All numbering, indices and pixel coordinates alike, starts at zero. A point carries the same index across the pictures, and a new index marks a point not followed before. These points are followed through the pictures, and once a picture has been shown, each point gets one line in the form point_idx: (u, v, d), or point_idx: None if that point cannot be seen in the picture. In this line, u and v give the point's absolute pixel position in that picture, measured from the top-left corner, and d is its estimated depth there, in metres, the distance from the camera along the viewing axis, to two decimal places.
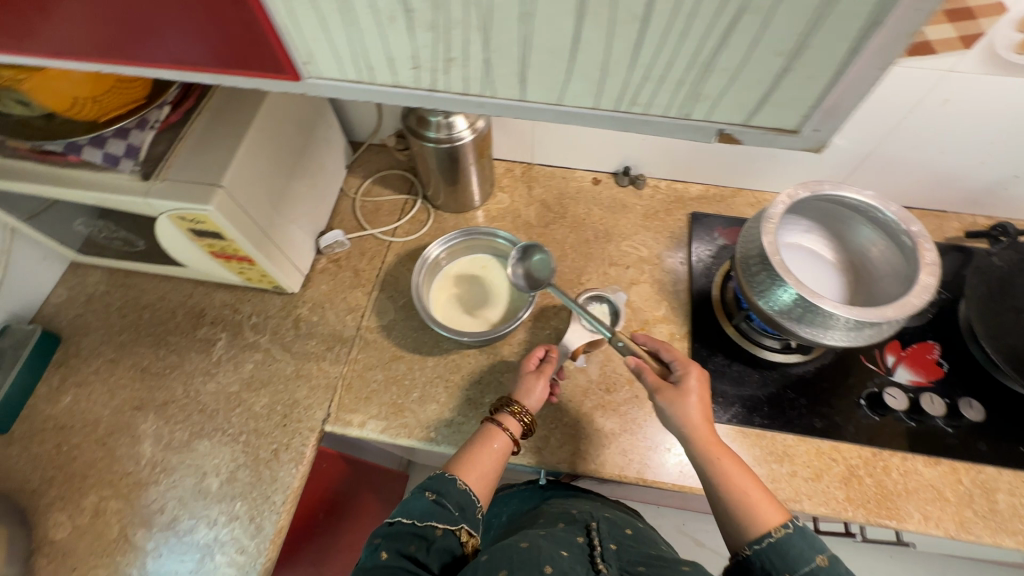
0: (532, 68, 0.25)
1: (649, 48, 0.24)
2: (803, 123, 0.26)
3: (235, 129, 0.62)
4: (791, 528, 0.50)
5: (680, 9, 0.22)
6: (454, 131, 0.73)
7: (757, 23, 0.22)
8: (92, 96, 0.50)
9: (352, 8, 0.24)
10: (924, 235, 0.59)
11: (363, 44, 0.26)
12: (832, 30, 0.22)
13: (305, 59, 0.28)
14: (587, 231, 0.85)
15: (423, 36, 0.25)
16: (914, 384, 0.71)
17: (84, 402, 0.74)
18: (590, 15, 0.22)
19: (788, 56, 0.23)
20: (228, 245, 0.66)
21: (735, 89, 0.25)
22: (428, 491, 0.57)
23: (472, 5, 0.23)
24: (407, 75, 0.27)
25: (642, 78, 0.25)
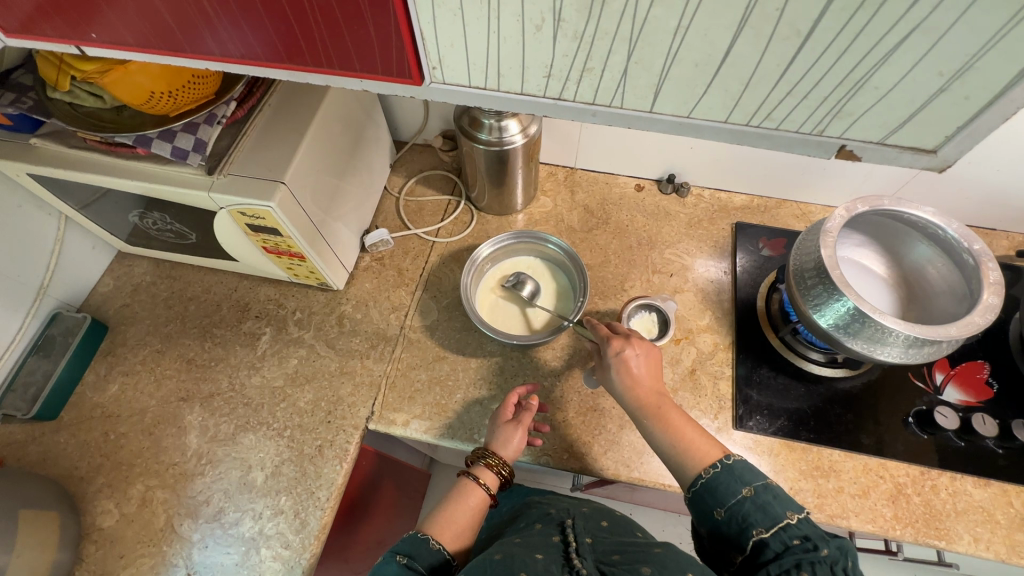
0: (671, 80, 0.26)
1: (802, 65, 0.24)
2: (943, 144, 0.26)
3: (297, 127, 0.62)
4: (720, 466, 0.53)
5: (847, 28, 0.22)
6: (506, 134, 0.73)
7: (924, 45, 0.22)
8: (166, 90, 0.51)
9: (501, 16, 0.24)
10: (987, 254, 0.59)
11: (500, 52, 0.26)
12: (1002, 54, 0.21)
13: (433, 64, 0.28)
14: (631, 237, 0.85)
15: (567, 47, 0.25)
16: (963, 404, 0.70)
17: (131, 391, 0.75)
18: (751, 31, 0.22)
19: (949, 77, 0.23)
20: (282, 241, 0.66)
21: (878, 107, 0.25)
22: (399, 555, 0.54)
23: (628, 16, 0.23)
24: (537, 83, 0.28)
25: (784, 94, 0.25)
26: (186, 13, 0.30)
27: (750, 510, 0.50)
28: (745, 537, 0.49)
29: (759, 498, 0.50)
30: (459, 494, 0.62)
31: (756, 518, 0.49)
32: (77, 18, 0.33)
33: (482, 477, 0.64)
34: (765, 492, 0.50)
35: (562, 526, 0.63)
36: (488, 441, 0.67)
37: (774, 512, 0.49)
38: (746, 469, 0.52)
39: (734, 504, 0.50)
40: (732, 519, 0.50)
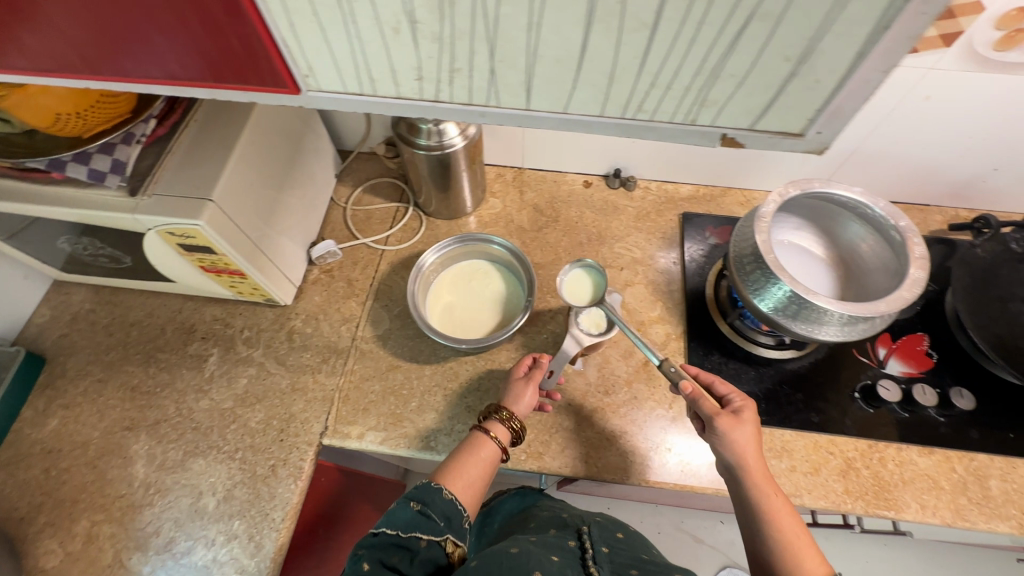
0: (538, 77, 0.25)
1: (657, 55, 0.24)
2: (808, 126, 0.26)
3: (224, 142, 0.61)
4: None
5: (688, 17, 0.22)
6: (445, 137, 0.73)
7: (765, 30, 0.22)
8: (77, 112, 0.49)
9: (355, 20, 0.24)
10: (912, 230, 0.61)
11: (364, 57, 0.26)
12: (839, 35, 0.22)
13: (304, 72, 0.28)
14: (580, 234, 0.86)
15: (428, 48, 0.25)
16: (905, 375, 0.72)
17: (72, 424, 0.72)
18: (599, 23, 0.22)
19: (795, 61, 0.23)
20: (218, 259, 0.65)
21: (740, 96, 0.25)
22: (414, 502, 0.55)
23: (478, 15, 0.23)
24: (410, 86, 0.27)
25: (648, 86, 0.25)
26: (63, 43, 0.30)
27: None
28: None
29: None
30: (475, 448, 0.62)
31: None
32: None
33: (493, 430, 0.64)
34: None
35: (578, 532, 0.65)
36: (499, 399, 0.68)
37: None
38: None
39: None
40: None
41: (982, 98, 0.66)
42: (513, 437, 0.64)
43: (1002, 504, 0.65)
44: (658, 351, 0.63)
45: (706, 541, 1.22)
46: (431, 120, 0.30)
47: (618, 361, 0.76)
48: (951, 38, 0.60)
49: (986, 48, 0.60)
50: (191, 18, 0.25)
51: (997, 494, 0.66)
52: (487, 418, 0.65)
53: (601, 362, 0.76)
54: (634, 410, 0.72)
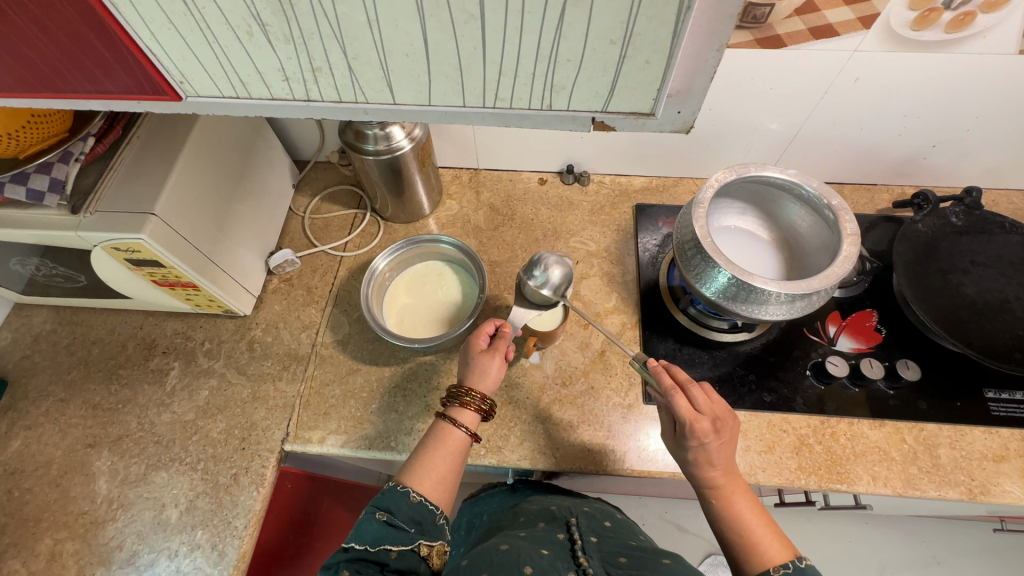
0: (394, 72, 0.27)
1: (494, 45, 0.25)
2: (655, 105, 0.28)
3: (166, 157, 0.62)
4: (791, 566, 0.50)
5: (509, 7, 0.23)
6: (393, 142, 0.74)
7: (582, 16, 0.23)
8: (10, 131, 0.49)
9: (210, 26, 0.25)
10: (844, 207, 0.62)
11: (230, 62, 0.27)
12: (651, 15, 0.23)
13: (179, 79, 0.29)
14: (536, 230, 0.87)
15: (283, 49, 0.26)
16: (855, 351, 0.74)
17: (34, 445, 0.72)
18: (432, 17, 0.24)
19: (620, 43, 0.25)
20: (168, 272, 0.65)
21: (583, 79, 0.27)
22: (378, 512, 0.55)
23: (319, 15, 0.24)
24: (281, 86, 0.29)
25: (497, 74, 0.27)
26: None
27: None
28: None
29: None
30: (442, 439, 0.62)
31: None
32: None
33: (459, 418, 0.63)
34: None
35: (567, 525, 0.66)
36: (463, 377, 0.66)
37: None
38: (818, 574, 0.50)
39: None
40: None
41: (908, 77, 0.68)
42: (484, 416, 0.64)
43: (951, 471, 0.67)
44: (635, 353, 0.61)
45: (690, 530, 1.23)
46: (311, 119, 0.31)
47: (575, 352, 0.77)
48: (868, 21, 0.61)
49: (904, 29, 0.62)
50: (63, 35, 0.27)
51: (946, 461, 0.67)
52: (452, 402, 0.64)
53: (558, 355, 0.77)
54: (591, 400, 0.73)
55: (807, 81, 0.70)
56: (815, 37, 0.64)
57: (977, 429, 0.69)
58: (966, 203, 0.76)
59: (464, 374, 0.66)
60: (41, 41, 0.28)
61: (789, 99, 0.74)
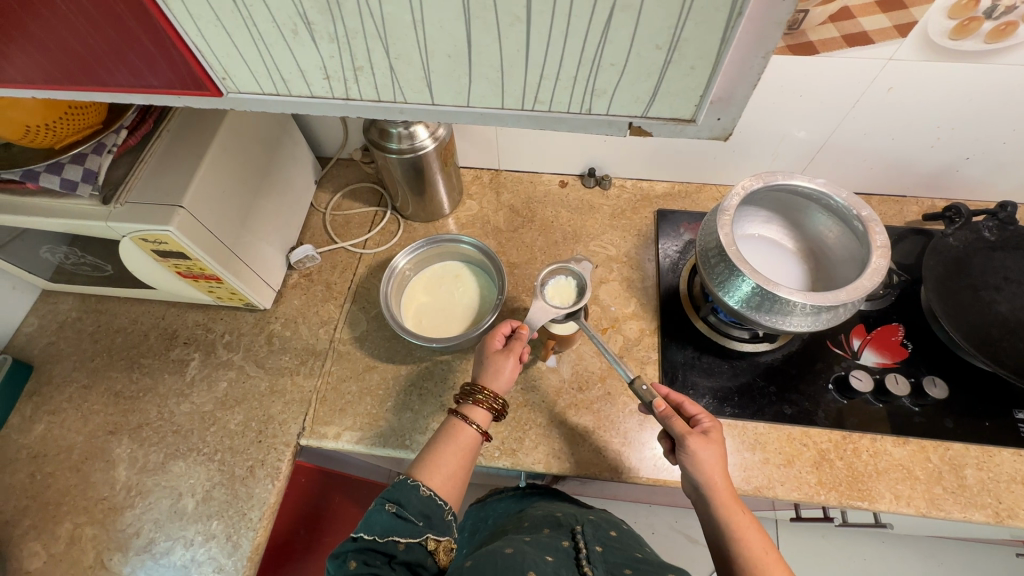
0: (435, 72, 0.27)
1: (538, 47, 0.25)
2: (697, 112, 0.28)
3: (195, 151, 0.63)
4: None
5: (557, 10, 0.23)
6: (416, 141, 0.74)
7: (630, 21, 0.23)
8: (45, 122, 0.51)
9: (255, 24, 0.25)
10: (874, 219, 0.61)
11: (272, 59, 0.27)
12: (701, 21, 0.23)
13: (222, 75, 0.30)
14: (556, 233, 0.86)
15: (327, 48, 0.26)
16: (880, 365, 0.72)
17: (57, 430, 0.74)
18: (478, 17, 0.24)
19: (666, 48, 0.24)
20: (193, 264, 0.66)
21: (625, 83, 0.26)
22: (388, 504, 0.55)
23: (365, 15, 0.24)
24: (321, 85, 0.29)
25: (539, 77, 0.26)
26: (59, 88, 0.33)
27: None
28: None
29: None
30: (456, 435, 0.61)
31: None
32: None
33: (471, 415, 0.63)
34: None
35: (572, 532, 0.65)
36: (478, 375, 0.66)
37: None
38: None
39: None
40: None
41: (944, 87, 0.67)
42: (495, 415, 0.64)
43: (978, 492, 0.65)
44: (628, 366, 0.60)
45: (701, 540, 1.21)
46: (348, 118, 0.31)
47: (593, 357, 0.77)
48: (905, 29, 0.60)
49: (943, 38, 0.61)
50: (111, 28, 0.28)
51: (973, 483, 0.65)
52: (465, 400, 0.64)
53: (576, 359, 0.76)
54: (608, 406, 0.73)
55: (839, 89, 0.69)
56: (849, 45, 0.62)
57: (1006, 450, 0.67)
58: (999, 217, 0.74)
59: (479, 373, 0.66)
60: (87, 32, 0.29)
61: (819, 107, 0.72)
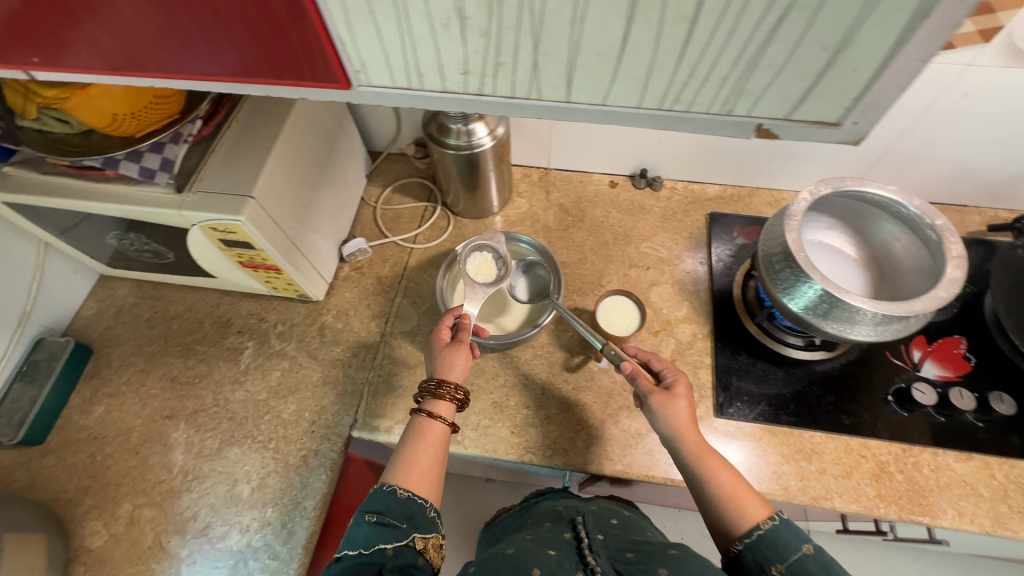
0: (580, 70, 0.27)
1: (696, 45, 0.25)
2: (844, 116, 0.28)
3: (264, 142, 0.63)
4: (776, 519, 0.51)
5: (727, 10, 0.23)
6: (474, 138, 0.74)
7: (802, 22, 0.23)
8: (130, 112, 0.53)
9: (407, 18, 0.26)
10: (949, 229, 0.59)
11: (414, 54, 0.28)
12: (878, 23, 0.23)
13: (356, 68, 0.31)
14: (606, 233, 0.86)
15: (475, 43, 0.27)
16: (941, 379, 0.71)
17: (116, 412, 0.75)
18: (641, 17, 0.24)
19: (833, 49, 0.24)
20: (256, 254, 0.67)
21: (777, 85, 0.26)
22: (368, 514, 0.54)
23: (524, 12, 0.25)
24: (456, 80, 0.30)
25: (687, 77, 0.27)
26: (137, 55, 0.34)
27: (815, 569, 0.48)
28: (761, 555, 0.50)
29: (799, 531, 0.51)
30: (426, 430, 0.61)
31: (801, 558, 0.49)
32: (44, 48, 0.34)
33: (436, 410, 0.62)
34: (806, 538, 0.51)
35: (574, 523, 0.64)
36: (432, 372, 0.65)
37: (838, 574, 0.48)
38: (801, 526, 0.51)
39: (796, 561, 0.49)
40: None
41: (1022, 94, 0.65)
42: (459, 407, 0.63)
43: None
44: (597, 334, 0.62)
45: None
46: (473, 114, 0.32)
47: None
48: (990, 34, 0.58)
49: None
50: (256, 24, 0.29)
51: None
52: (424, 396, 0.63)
53: None
54: None
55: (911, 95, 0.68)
56: None
57: None
58: None
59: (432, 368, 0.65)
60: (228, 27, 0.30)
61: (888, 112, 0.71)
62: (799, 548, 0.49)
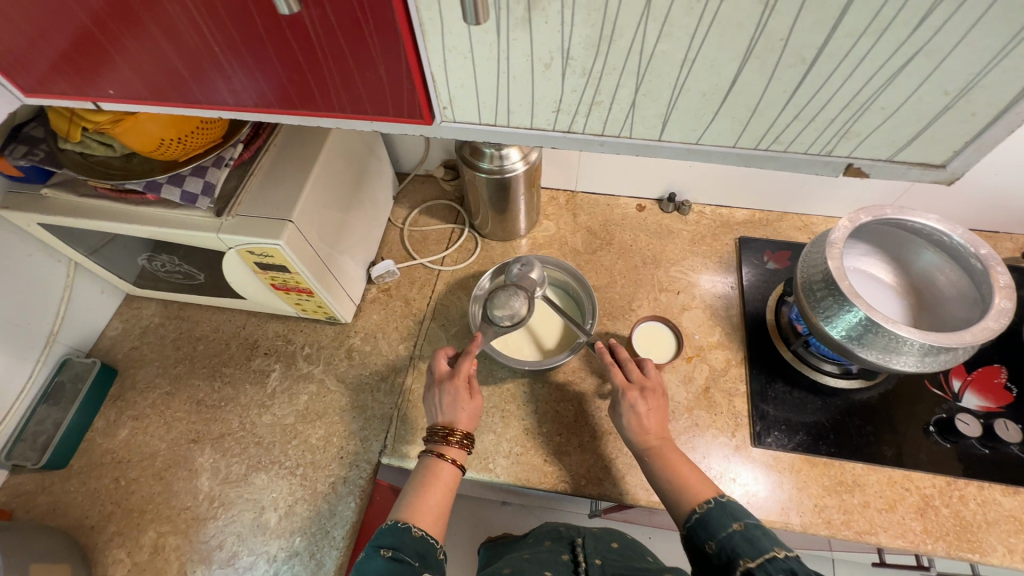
0: (678, 108, 0.32)
1: (807, 87, 0.29)
2: (952, 158, 0.32)
3: (302, 165, 0.63)
4: (712, 502, 0.54)
5: (844, 60, 0.28)
6: (506, 162, 0.74)
7: (927, 68, 0.27)
8: (177, 137, 0.53)
9: (516, 62, 0.31)
10: (994, 259, 0.58)
11: (517, 97, 0.33)
12: (1004, 71, 0.26)
13: (445, 105, 0.35)
14: (635, 257, 0.85)
15: (574, 81, 0.31)
16: (983, 409, 0.69)
17: (141, 435, 0.74)
18: (756, 60, 0.28)
19: (954, 95, 0.28)
20: (290, 277, 0.66)
21: (886, 126, 0.31)
22: (383, 549, 0.52)
23: (630, 58, 0.29)
24: (548, 116, 0.34)
25: (790, 118, 0.32)
26: (200, 63, 0.35)
27: (737, 542, 0.50)
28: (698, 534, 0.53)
29: (738, 511, 0.53)
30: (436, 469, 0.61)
31: (728, 531, 0.51)
32: (93, 71, 0.37)
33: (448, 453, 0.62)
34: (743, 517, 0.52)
35: (573, 545, 0.62)
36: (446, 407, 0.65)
37: (762, 548, 0.49)
38: (739, 507, 0.53)
39: (722, 537, 0.51)
40: (721, 552, 0.51)
41: None
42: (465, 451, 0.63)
43: None
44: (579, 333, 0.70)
45: None
46: (560, 148, 0.37)
47: (677, 387, 0.74)
48: None
49: None
50: (351, 69, 0.33)
51: None
52: (431, 441, 0.63)
53: None
54: (696, 437, 0.70)
55: None
56: None
57: None
58: None
59: (437, 414, 0.64)
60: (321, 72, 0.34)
61: None
62: (729, 526, 0.52)
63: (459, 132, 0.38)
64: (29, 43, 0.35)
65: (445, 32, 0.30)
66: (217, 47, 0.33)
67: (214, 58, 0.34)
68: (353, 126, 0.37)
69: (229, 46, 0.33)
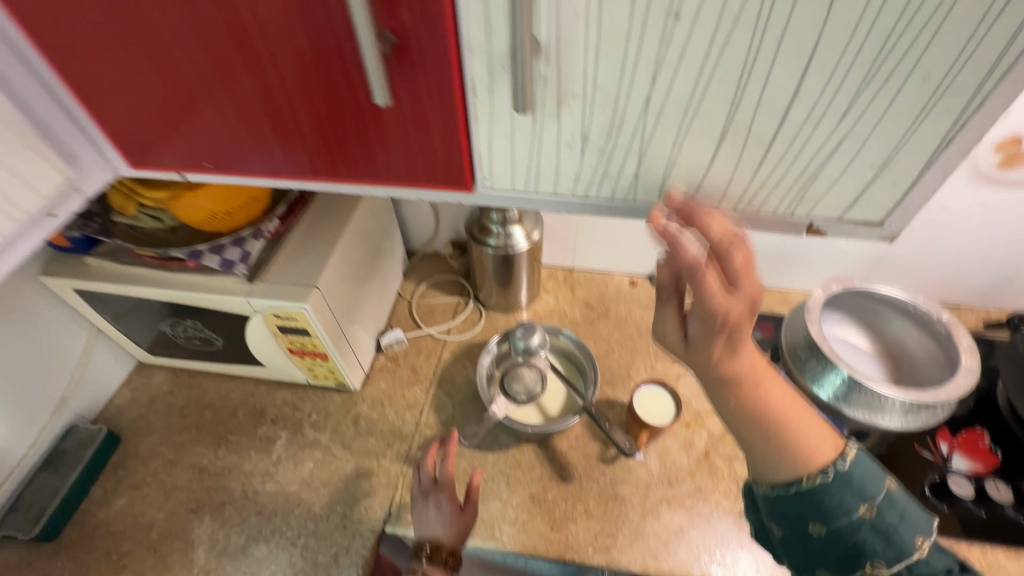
0: (666, 179, 0.39)
1: (766, 161, 0.36)
2: (886, 219, 0.38)
3: (330, 238, 0.70)
4: (830, 475, 0.41)
5: (792, 142, 0.35)
6: (512, 241, 0.82)
7: (856, 146, 0.34)
8: (225, 210, 0.60)
9: (546, 138, 0.37)
10: (956, 323, 0.66)
11: (542, 168, 0.39)
12: (912, 149, 0.34)
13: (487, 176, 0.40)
14: (630, 327, 0.91)
15: (592, 155, 0.38)
16: (973, 472, 0.72)
17: (138, 505, 0.72)
18: (728, 142, 0.35)
19: (876, 167, 0.35)
20: (309, 341, 0.70)
21: (831, 195, 0.37)
22: None
23: (628, 139, 0.36)
24: (567, 185, 0.40)
25: (757, 186, 0.38)
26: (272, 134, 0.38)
27: None
28: (818, 497, 0.41)
29: (896, 538, 0.40)
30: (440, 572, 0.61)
31: (877, 548, 0.40)
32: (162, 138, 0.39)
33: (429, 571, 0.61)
34: (891, 518, 0.40)
35: None
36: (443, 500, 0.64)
37: None
38: None
39: None
40: None
41: (994, 209, 0.75)
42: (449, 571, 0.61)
43: None
44: (580, 394, 0.73)
45: None
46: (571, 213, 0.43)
47: (678, 452, 0.76)
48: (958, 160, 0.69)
49: (992, 168, 0.70)
50: (415, 142, 0.37)
51: None
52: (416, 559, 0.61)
53: (662, 453, 0.76)
54: (700, 502, 0.71)
55: None
56: None
57: None
58: None
59: (427, 531, 0.63)
60: (387, 147, 0.37)
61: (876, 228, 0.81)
62: (856, 508, 0.40)
63: (492, 198, 0.42)
64: (115, 109, 0.37)
65: (493, 118, 0.35)
66: (298, 121, 0.36)
67: (288, 131, 0.37)
68: (402, 195, 0.40)
69: (311, 123, 0.36)
